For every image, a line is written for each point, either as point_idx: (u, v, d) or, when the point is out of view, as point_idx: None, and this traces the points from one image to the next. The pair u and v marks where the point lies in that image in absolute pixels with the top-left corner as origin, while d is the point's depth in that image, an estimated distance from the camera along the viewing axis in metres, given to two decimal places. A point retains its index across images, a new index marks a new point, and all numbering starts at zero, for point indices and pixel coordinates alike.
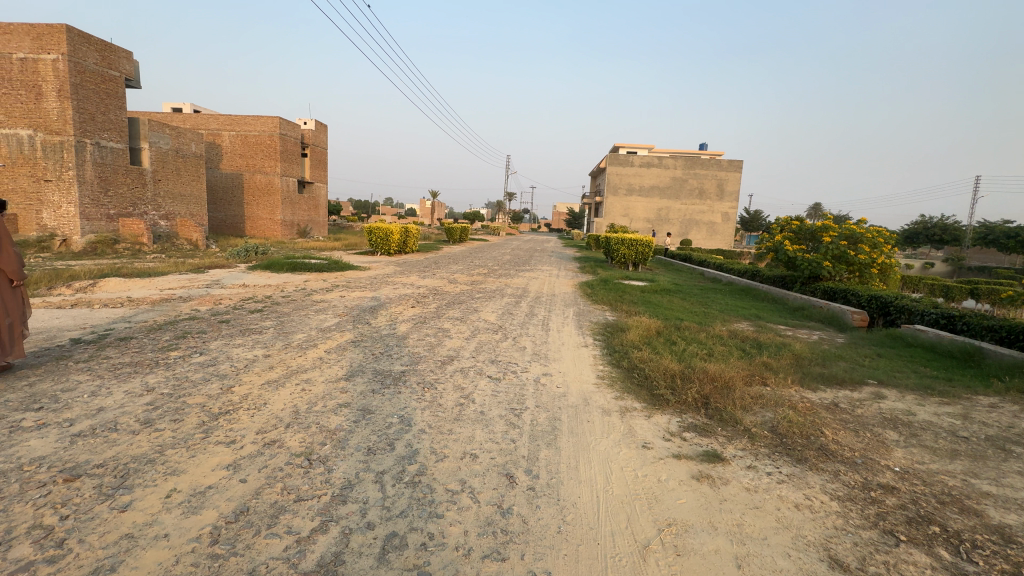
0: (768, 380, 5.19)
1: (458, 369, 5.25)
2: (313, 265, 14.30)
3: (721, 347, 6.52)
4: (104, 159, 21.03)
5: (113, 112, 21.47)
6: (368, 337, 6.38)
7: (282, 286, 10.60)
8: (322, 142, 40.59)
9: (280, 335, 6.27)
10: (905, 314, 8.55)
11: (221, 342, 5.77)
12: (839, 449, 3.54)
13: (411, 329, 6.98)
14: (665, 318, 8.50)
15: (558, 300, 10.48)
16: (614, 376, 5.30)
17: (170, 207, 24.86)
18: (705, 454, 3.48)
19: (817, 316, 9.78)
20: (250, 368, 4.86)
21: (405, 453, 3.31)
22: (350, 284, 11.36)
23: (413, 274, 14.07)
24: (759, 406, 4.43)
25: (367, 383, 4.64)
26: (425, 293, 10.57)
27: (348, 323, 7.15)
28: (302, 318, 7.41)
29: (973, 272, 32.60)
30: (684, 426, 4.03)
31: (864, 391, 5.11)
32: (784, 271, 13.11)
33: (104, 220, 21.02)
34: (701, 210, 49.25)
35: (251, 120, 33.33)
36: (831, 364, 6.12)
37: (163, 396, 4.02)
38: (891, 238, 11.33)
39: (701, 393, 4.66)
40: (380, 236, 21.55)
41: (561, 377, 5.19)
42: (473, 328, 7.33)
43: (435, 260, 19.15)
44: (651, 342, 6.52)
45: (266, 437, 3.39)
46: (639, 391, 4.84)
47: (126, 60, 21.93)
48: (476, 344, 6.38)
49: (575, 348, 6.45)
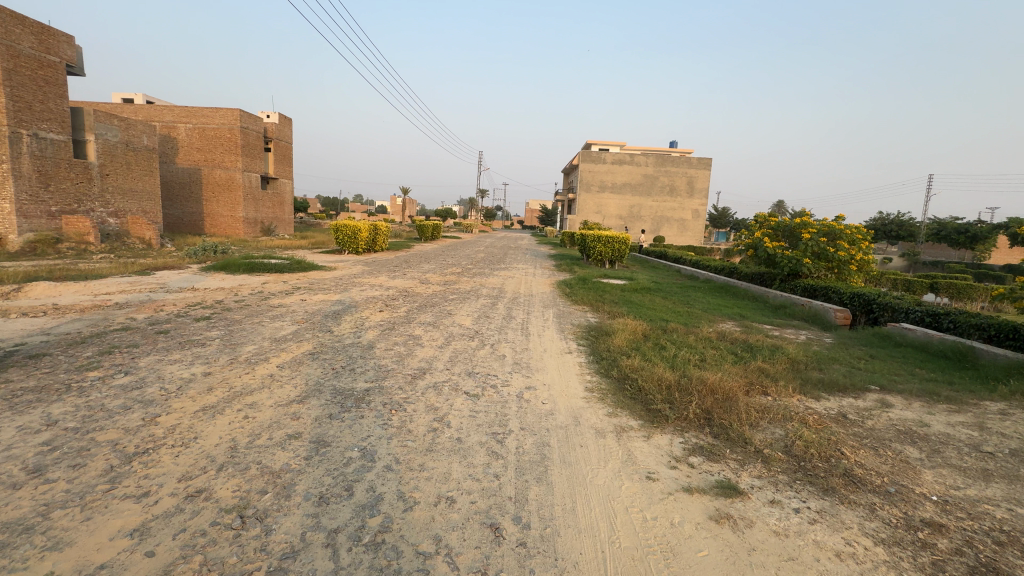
0: (769, 390, 4.79)
1: (431, 384, 4.64)
2: (273, 265, 13.33)
3: (713, 352, 6.12)
4: (44, 152, 19.32)
5: (53, 101, 19.73)
6: (328, 348, 5.68)
7: (236, 289, 9.67)
8: (286, 136, 38.87)
9: (227, 348, 5.50)
10: (889, 312, 8.40)
11: (154, 359, 4.96)
12: (866, 474, 3.14)
13: (378, 337, 6.31)
14: (650, 319, 8.11)
15: (537, 301, 9.97)
16: (604, 389, 4.79)
17: (120, 203, 23.13)
18: (720, 486, 3.01)
19: (800, 314, 9.60)
20: (184, 391, 4.12)
21: (365, 500, 2.71)
22: (313, 286, 10.52)
23: (382, 275, 13.25)
24: (766, 422, 4.01)
25: (324, 406, 3.97)
26: (395, 295, 9.89)
27: (308, 332, 6.42)
28: (254, 326, 6.61)
29: (928, 267, 34.03)
30: (689, 447, 3.59)
31: (869, 398, 4.78)
32: (763, 268, 12.98)
33: (44, 217, 19.30)
34: (672, 208, 49.73)
35: (208, 112, 31.58)
36: (827, 368, 5.80)
37: (64, 433, 3.26)
38: (868, 234, 11.29)
39: (702, 408, 4.20)
40: (348, 234, 20.54)
41: (546, 392, 4.65)
42: (446, 335, 6.68)
43: (406, 259, 18.33)
44: (640, 348, 6.05)
45: (191, 486, 2.72)
46: (634, 407, 4.34)
47: (66, 45, 20.28)
48: (451, 353, 5.76)
49: (559, 356, 5.90)
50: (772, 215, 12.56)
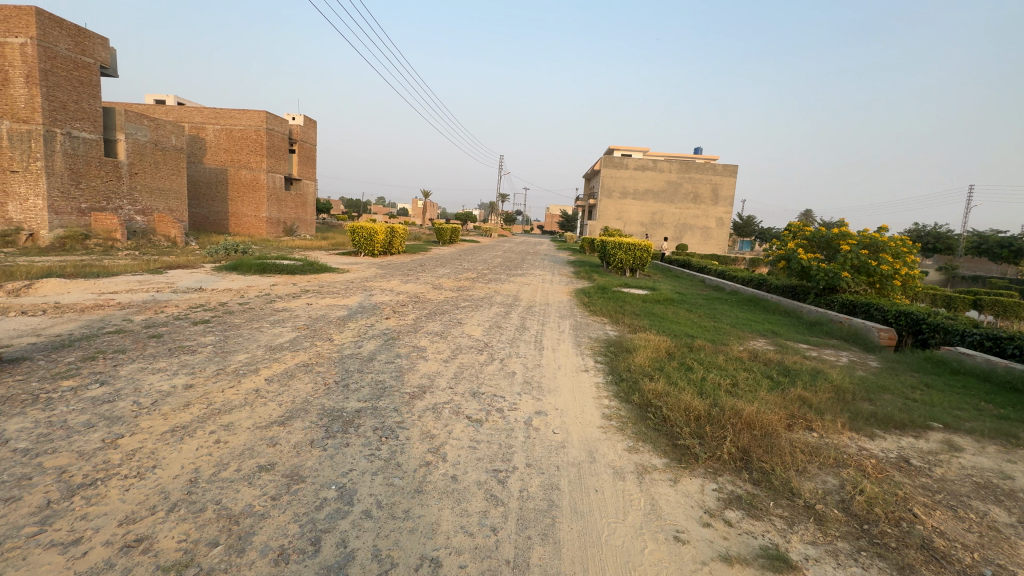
0: (814, 425, 4.20)
1: (430, 406, 4.17)
2: (285, 267, 13.12)
3: (747, 376, 5.51)
4: (76, 151, 19.66)
5: (87, 102, 20.06)
6: (324, 359, 5.27)
7: (244, 291, 9.39)
8: (310, 138, 39.22)
9: (216, 356, 5.13)
10: (941, 333, 7.62)
11: (137, 367, 4.62)
12: (950, 548, 2.55)
13: (379, 348, 5.89)
14: (674, 335, 7.54)
15: (552, 311, 9.47)
16: (624, 418, 4.24)
17: (147, 201, 23.46)
18: (766, 557, 2.46)
19: (838, 333, 8.89)
20: (158, 407, 3.75)
21: (333, 560, 2.25)
22: (322, 290, 10.20)
23: (394, 278, 12.91)
24: (816, 467, 3.42)
25: (307, 430, 3.53)
26: (404, 301, 9.50)
27: (307, 340, 6.04)
28: (252, 332, 6.26)
29: (967, 282, 32.34)
30: (725, 498, 3.04)
31: (932, 439, 4.15)
32: (796, 282, 12.22)
33: (74, 214, 19.67)
34: (696, 215, 48.55)
35: (235, 113, 32.07)
36: (878, 398, 5.14)
37: (10, 456, 2.90)
38: (914, 247, 10.47)
39: (738, 446, 3.64)
40: (364, 235, 20.35)
41: (558, 419, 4.15)
42: (454, 347, 6.23)
43: (421, 263, 18.00)
44: (664, 369, 5.48)
45: (130, 533, 2.31)
46: (657, 441, 3.79)
47: (101, 47, 20.62)
48: (456, 368, 5.30)
49: (574, 376, 5.38)
50: (807, 226, 11.83)
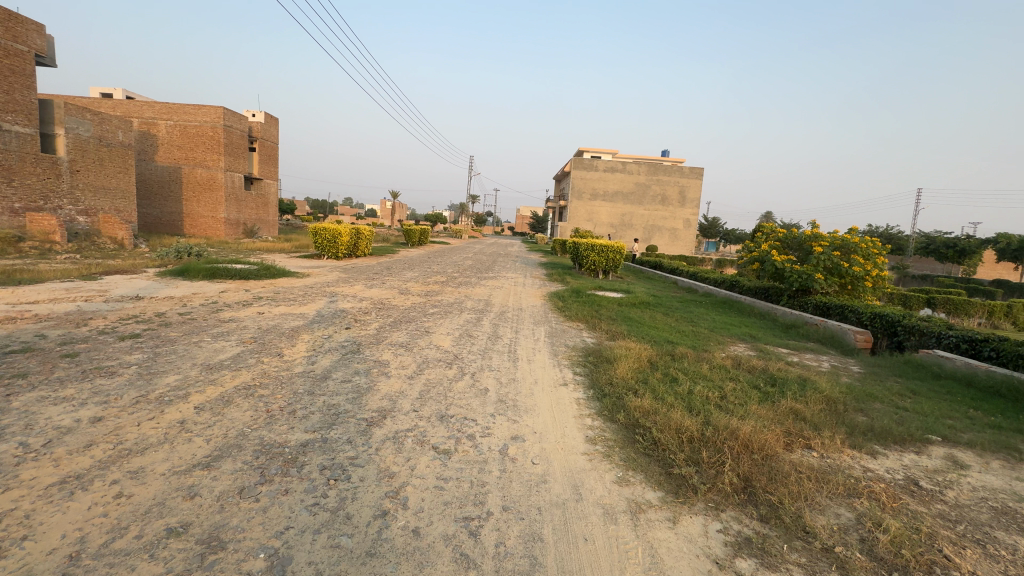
0: (813, 443, 3.87)
1: (389, 435, 3.62)
2: (238, 272, 12.20)
3: (734, 386, 5.19)
4: (7, 146, 17.92)
5: (20, 92, 18.35)
6: (269, 380, 4.60)
7: (188, 299, 8.53)
8: (272, 136, 37.55)
9: (139, 380, 4.40)
10: (916, 335, 7.56)
11: (36, 397, 3.86)
12: None
13: (335, 364, 5.27)
14: (653, 341, 7.21)
15: (526, 317, 9.01)
16: (610, 441, 3.81)
17: (91, 201, 21.72)
18: None
19: (815, 336, 8.79)
20: (50, 449, 3.05)
21: None
22: (278, 297, 9.41)
23: (358, 283, 12.17)
24: (826, 497, 3.06)
25: (237, 474, 2.92)
26: (367, 308, 8.85)
27: (252, 356, 5.35)
28: (189, 348, 5.52)
29: (916, 280, 33.69)
30: (733, 543, 2.63)
31: (934, 454, 3.89)
32: (768, 284, 12.19)
33: (6, 215, 17.95)
34: (663, 216, 49.24)
35: (190, 109, 30.33)
36: (869, 408, 4.91)
37: None
38: (883, 249, 10.55)
39: (739, 474, 3.25)
40: (327, 237, 19.37)
41: (537, 445, 3.67)
42: (420, 360, 5.67)
43: (388, 266, 17.21)
44: (648, 381, 5.09)
45: None
46: (649, 469, 3.36)
47: (35, 34, 19.05)
48: (422, 387, 4.74)
49: (552, 391, 4.92)
50: (779, 227, 11.83)
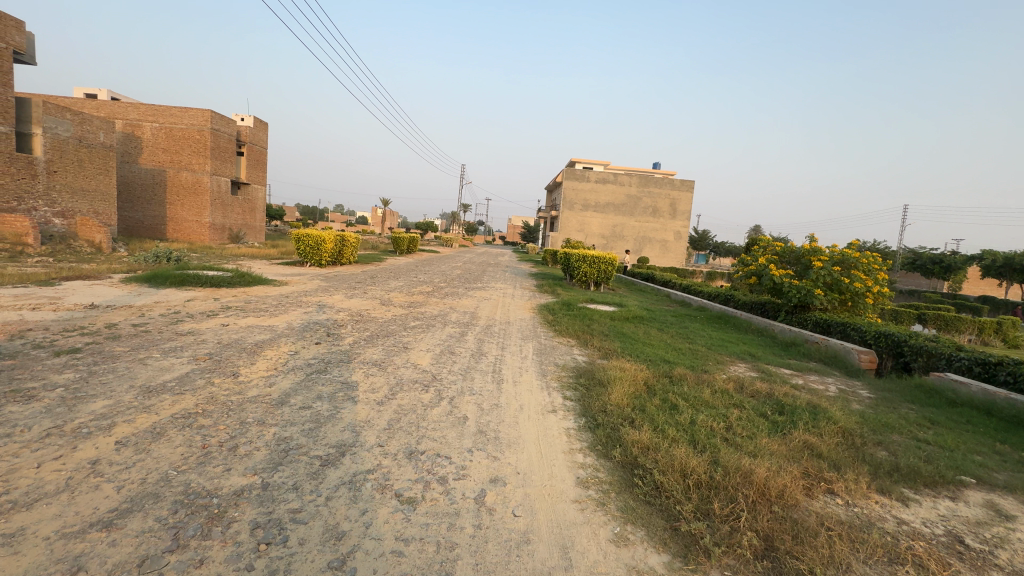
0: (837, 488, 3.38)
1: (346, 479, 3.05)
2: (211, 279, 11.53)
3: (740, 415, 4.69)
4: None
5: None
6: (215, 407, 3.99)
7: (148, 308, 7.87)
8: (259, 141, 36.88)
9: (59, 406, 3.77)
10: (924, 356, 7.14)
11: None
12: None
13: (296, 387, 4.66)
14: (648, 360, 6.73)
15: (513, 331, 8.48)
16: (605, 484, 3.28)
17: (68, 203, 20.86)
18: None
19: (816, 355, 8.37)
20: None
21: None
22: (248, 307, 8.77)
23: (339, 292, 11.56)
24: (863, 563, 2.56)
25: (144, 537, 2.33)
26: (344, 320, 8.25)
27: (202, 377, 4.73)
28: (131, 366, 4.88)
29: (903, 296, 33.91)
30: None
31: (972, 501, 3.41)
32: (765, 299, 11.79)
33: None
34: (655, 228, 49.17)
35: (177, 111, 29.60)
36: (889, 441, 4.43)
37: None
38: (884, 264, 10.21)
39: (759, 531, 2.74)
40: (310, 244, 18.69)
41: (520, 491, 3.12)
42: (393, 382, 5.10)
43: (372, 275, 16.61)
44: (645, 408, 4.59)
45: None
46: (652, 524, 2.84)
47: (14, 32, 18.53)
48: (391, 416, 4.15)
49: (538, 420, 4.38)
50: (777, 241, 11.48)
